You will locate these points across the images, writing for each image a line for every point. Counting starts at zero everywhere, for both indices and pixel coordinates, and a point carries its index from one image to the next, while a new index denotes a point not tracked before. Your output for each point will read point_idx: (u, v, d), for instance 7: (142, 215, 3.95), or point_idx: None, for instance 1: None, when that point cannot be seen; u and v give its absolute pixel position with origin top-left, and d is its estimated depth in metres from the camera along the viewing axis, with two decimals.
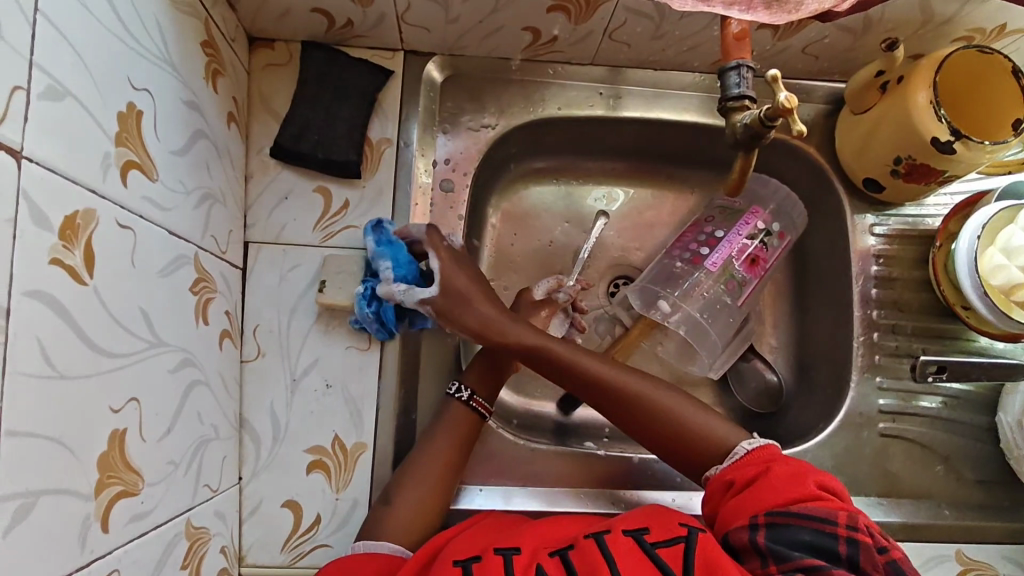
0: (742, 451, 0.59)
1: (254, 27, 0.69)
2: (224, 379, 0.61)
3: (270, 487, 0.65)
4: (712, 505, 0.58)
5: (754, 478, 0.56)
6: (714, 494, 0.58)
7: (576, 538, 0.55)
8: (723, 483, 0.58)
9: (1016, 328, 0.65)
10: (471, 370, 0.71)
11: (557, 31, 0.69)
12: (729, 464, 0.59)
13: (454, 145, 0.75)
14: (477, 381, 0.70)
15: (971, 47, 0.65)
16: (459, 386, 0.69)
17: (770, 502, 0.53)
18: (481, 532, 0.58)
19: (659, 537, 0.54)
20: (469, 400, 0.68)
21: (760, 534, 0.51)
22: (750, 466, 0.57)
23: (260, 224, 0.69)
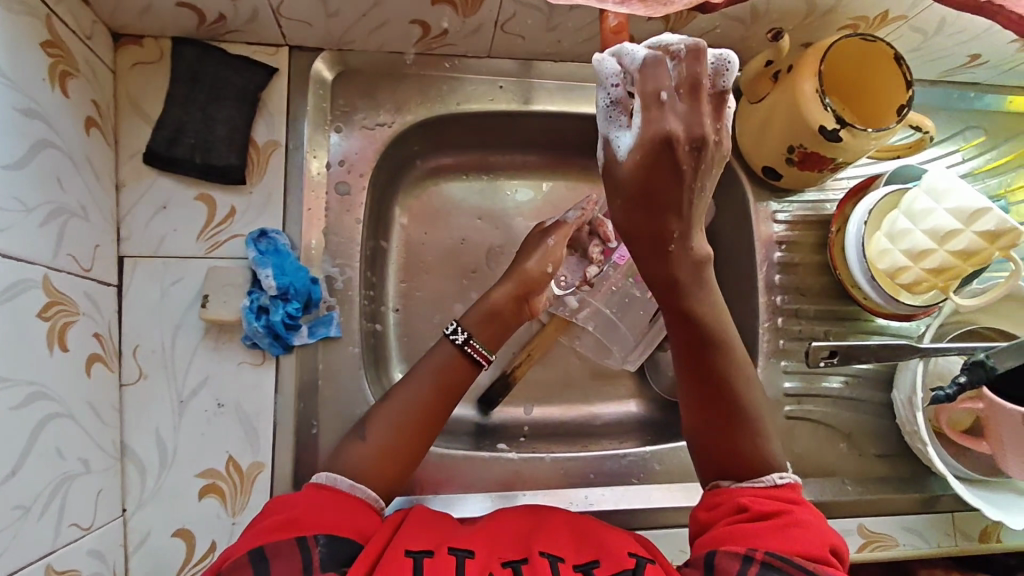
0: (773, 480, 0.57)
1: (116, 23, 0.63)
2: (96, 408, 0.58)
3: (159, 517, 0.62)
4: (713, 513, 0.57)
5: (775, 514, 0.54)
6: (722, 501, 0.57)
7: (530, 552, 0.53)
8: (735, 506, 0.56)
9: (903, 309, 0.71)
10: (469, 315, 0.70)
11: (446, 24, 0.67)
12: (754, 486, 0.57)
13: (348, 145, 0.72)
14: (476, 326, 0.69)
15: (854, 35, 0.66)
16: (456, 328, 0.68)
17: (779, 546, 0.51)
18: (423, 521, 0.56)
19: (607, 570, 0.52)
20: (466, 343, 0.67)
21: (754, 566, 0.49)
22: (772, 502, 0.55)
23: (135, 237, 0.64)
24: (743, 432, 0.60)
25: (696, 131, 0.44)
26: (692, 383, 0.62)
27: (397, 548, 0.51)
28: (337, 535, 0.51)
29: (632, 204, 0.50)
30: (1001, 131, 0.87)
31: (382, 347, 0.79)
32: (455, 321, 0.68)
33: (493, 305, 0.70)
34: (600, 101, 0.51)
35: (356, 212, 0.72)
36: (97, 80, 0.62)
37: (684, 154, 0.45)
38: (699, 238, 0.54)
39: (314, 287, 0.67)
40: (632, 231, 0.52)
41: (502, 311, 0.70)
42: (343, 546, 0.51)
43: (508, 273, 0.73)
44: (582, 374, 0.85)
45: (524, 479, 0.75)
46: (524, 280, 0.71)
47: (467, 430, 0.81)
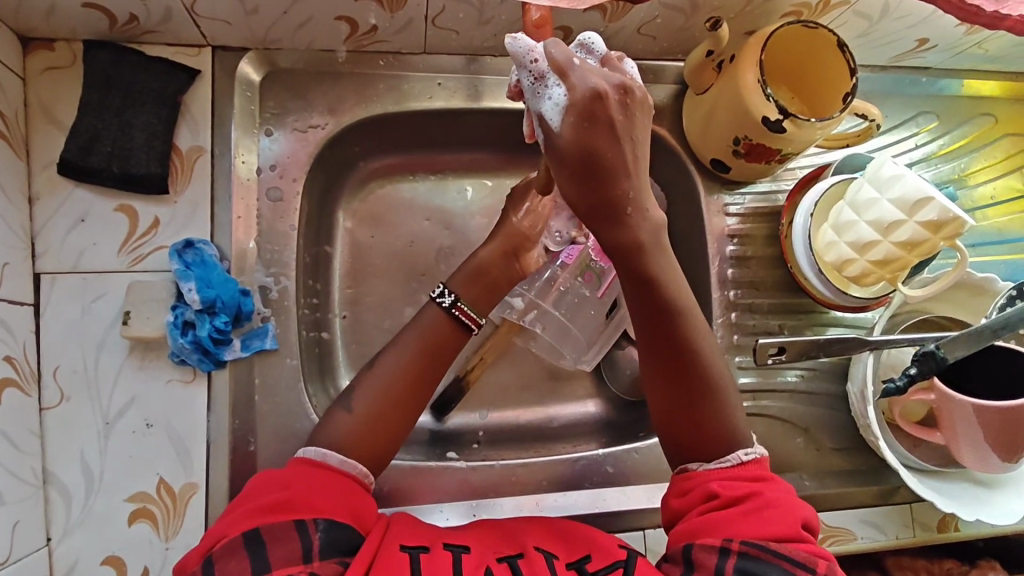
0: (738, 459, 0.57)
1: (21, 26, 0.60)
2: (10, 436, 0.55)
3: (86, 545, 0.59)
4: (684, 499, 0.57)
5: (747, 496, 0.54)
6: (693, 487, 0.57)
7: (525, 548, 0.54)
8: (704, 492, 0.55)
9: (852, 300, 0.71)
10: (456, 278, 0.67)
11: (373, 20, 0.64)
12: (719, 468, 0.56)
13: (280, 147, 0.69)
14: (463, 287, 0.67)
15: (795, 23, 0.64)
16: (443, 290, 0.65)
17: (756, 533, 0.51)
18: (412, 521, 0.55)
19: (599, 564, 0.52)
20: (452, 306, 0.64)
21: (732, 560, 0.50)
22: (741, 484, 0.55)
23: (52, 252, 0.61)
24: (711, 411, 0.58)
25: (617, 84, 0.46)
26: (658, 363, 0.58)
27: (392, 543, 0.50)
28: (335, 521, 0.50)
29: (573, 175, 0.48)
30: (955, 115, 0.85)
31: (327, 357, 0.76)
32: (441, 283, 0.66)
33: (481, 263, 0.68)
34: (522, 81, 0.47)
35: (290, 218, 0.69)
36: (2, 88, 0.59)
37: (614, 106, 0.45)
38: (652, 203, 0.51)
39: (244, 299, 0.65)
40: (585, 205, 0.49)
41: (491, 270, 0.68)
42: (343, 531, 0.49)
43: (496, 229, 0.71)
44: (537, 376, 0.83)
45: (475, 487, 0.73)
46: (512, 236, 0.70)
47: (419, 438, 0.78)
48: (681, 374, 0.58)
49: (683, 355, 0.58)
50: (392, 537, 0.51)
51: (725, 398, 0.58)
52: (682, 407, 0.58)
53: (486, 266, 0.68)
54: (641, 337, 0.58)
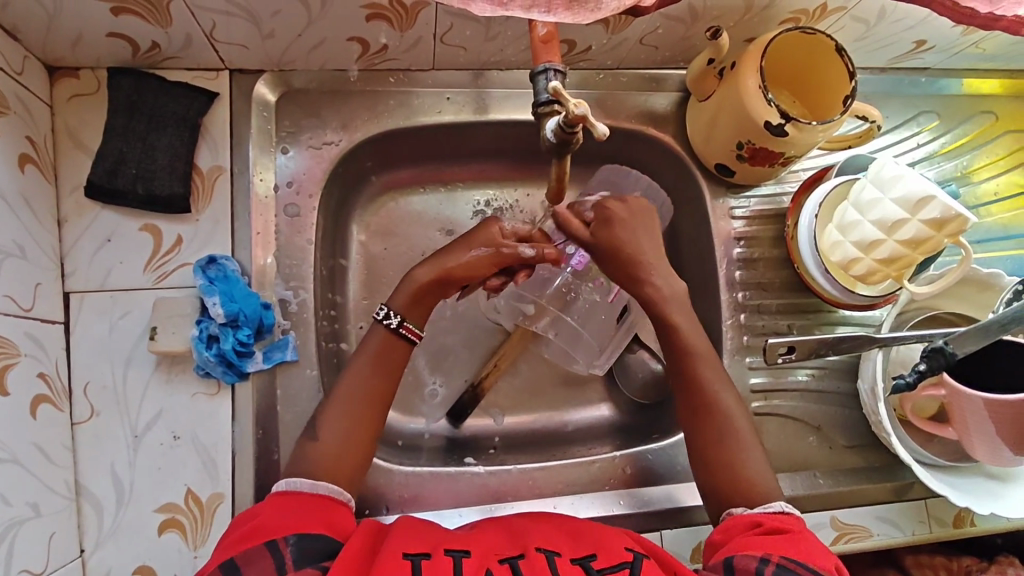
0: (779, 508, 0.60)
1: (48, 56, 0.62)
2: (45, 450, 0.57)
3: (119, 555, 0.61)
4: (726, 534, 0.59)
5: (791, 531, 0.56)
6: (734, 524, 0.59)
7: (526, 548, 0.54)
8: (748, 521, 0.58)
9: (859, 299, 0.73)
10: (397, 294, 0.67)
11: (384, 39, 0.67)
12: (763, 512, 0.59)
13: (296, 164, 0.71)
14: (407, 307, 0.66)
15: (795, 30, 0.65)
16: (387, 312, 0.66)
17: (794, 552, 0.54)
18: (413, 530, 0.56)
19: (606, 563, 0.53)
20: (399, 326, 0.65)
21: (771, 566, 0.52)
22: (785, 521, 0.58)
23: (81, 272, 0.63)
24: (736, 458, 0.64)
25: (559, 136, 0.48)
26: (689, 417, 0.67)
27: (392, 549, 0.51)
28: (308, 535, 0.51)
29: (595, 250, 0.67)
30: (956, 113, 0.86)
31: (346, 367, 0.78)
32: (383, 304, 0.67)
33: (418, 287, 0.66)
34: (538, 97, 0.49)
35: (307, 233, 0.71)
36: (32, 117, 0.61)
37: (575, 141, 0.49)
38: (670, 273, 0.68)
39: (265, 312, 0.67)
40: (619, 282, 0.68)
41: (428, 292, 0.67)
42: (317, 541, 0.51)
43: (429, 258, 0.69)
44: (549, 381, 0.85)
45: (493, 491, 0.74)
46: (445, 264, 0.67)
47: (437, 445, 0.80)
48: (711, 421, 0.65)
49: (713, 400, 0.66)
50: (388, 544, 0.52)
51: (747, 449, 0.64)
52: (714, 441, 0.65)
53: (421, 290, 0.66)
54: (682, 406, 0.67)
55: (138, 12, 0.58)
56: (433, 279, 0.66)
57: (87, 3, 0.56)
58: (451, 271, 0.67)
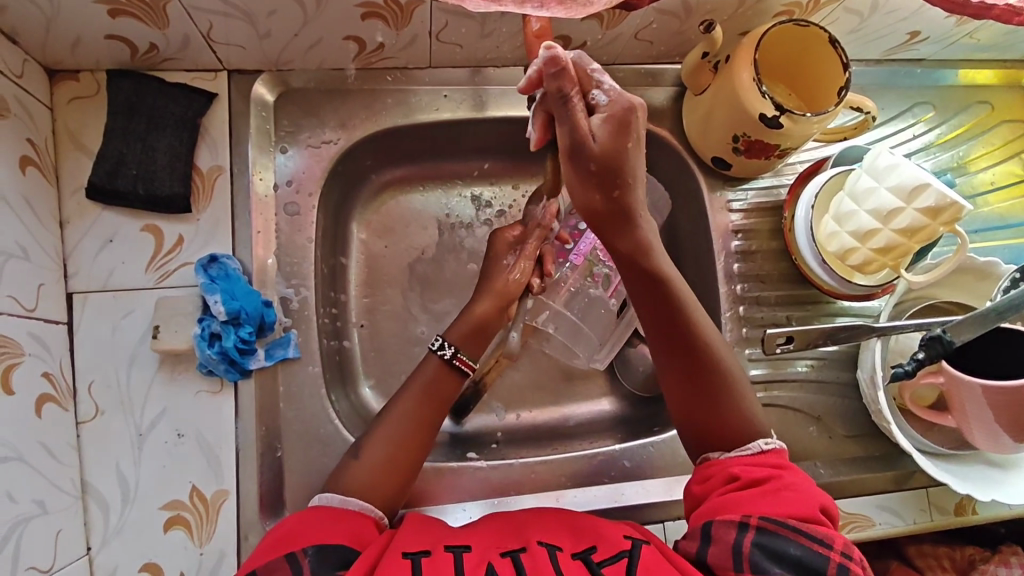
0: (760, 448, 0.59)
1: (48, 59, 0.63)
2: (51, 449, 0.57)
3: (125, 552, 0.61)
4: (706, 485, 0.59)
5: (768, 481, 0.56)
6: (714, 473, 0.59)
7: (529, 542, 0.55)
8: (726, 473, 0.58)
9: (858, 289, 0.73)
10: (454, 326, 0.70)
11: (380, 38, 0.67)
12: (741, 455, 0.59)
13: (295, 163, 0.72)
14: (461, 340, 0.70)
15: (788, 22, 0.66)
16: (443, 341, 0.68)
17: (775, 509, 0.53)
18: (421, 528, 0.57)
19: (605, 555, 0.54)
20: (452, 357, 0.67)
21: (749, 534, 0.52)
22: (762, 467, 0.57)
23: (83, 272, 0.64)
24: (739, 408, 0.61)
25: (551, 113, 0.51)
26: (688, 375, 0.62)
27: (395, 548, 0.52)
28: (328, 544, 0.52)
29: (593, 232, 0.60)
30: (952, 104, 0.87)
31: (347, 364, 0.78)
32: (441, 335, 0.69)
33: (478, 317, 0.71)
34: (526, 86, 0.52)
35: (307, 231, 0.72)
36: (33, 120, 0.62)
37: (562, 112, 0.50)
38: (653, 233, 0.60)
39: (266, 310, 0.67)
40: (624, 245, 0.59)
41: (487, 323, 0.71)
42: (333, 552, 0.51)
43: (482, 287, 0.74)
44: (550, 376, 0.85)
45: (495, 486, 0.74)
46: (501, 293, 0.73)
47: (439, 441, 0.80)
48: (698, 372, 0.62)
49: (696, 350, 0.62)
50: (393, 545, 0.53)
51: (749, 398, 0.62)
52: (697, 395, 0.62)
53: (478, 321, 0.71)
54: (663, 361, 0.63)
55: (137, 14, 0.58)
56: (494, 309, 0.72)
57: (86, 5, 0.56)
58: (507, 293, 0.73)
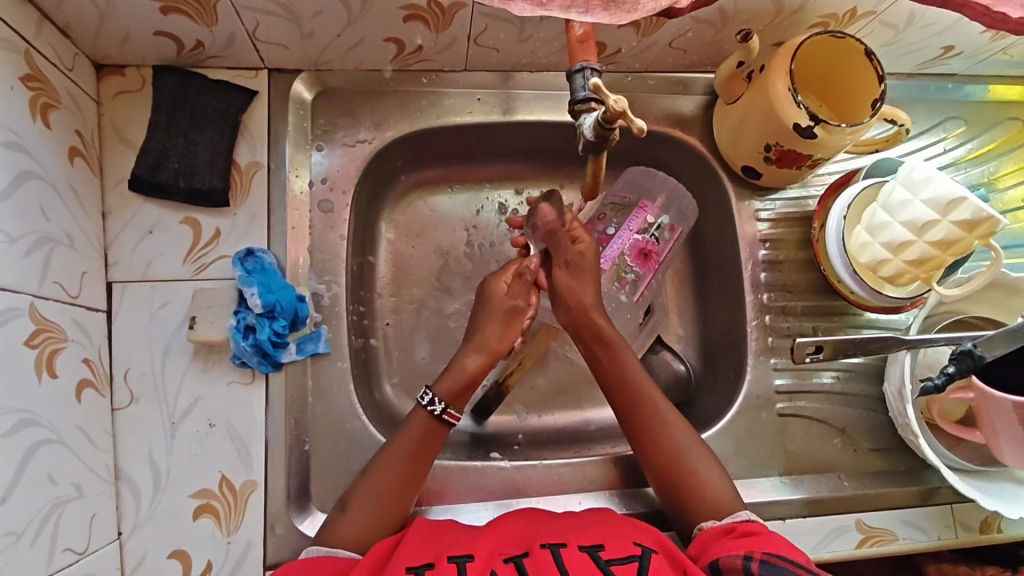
0: (747, 516, 0.62)
1: (98, 54, 0.65)
2: (88, 433, 0.59)
3: (155, 539, 0.62)
4: (703, 547, 0.61)
5: (761, 531, 0.58)
6: (706, 539, 0.61)
7: (531, 546, 0.57)
8: (722, 529, 0.61)
9: (888, 301, 0.73)
10: (441, 380, 0.68)
11: (420, 40, 0.68)
12: (731, 520, 0.62)
13: (330, 162, 0.73)
14: (451, 394, 0.68)
15: (824, 34, 0.67)
16: (432, 398, 0.66)
17: (770, 547, 0.56)
18: (422, 538, 0.59)
19: (614, 555, 0.56)
20: (442, 412, 0.66)
21: (752, 562, 0.54)
22: (755, 524, 0.60)
23: (123, 262, 0.65)
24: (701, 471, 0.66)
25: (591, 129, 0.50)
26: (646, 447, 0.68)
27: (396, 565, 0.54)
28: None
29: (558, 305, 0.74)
30: (983, 120, 0.87)
31: (373, 361, 0.79)
32: (428, 389, 0.67)
33: (468, 373, 0.68)
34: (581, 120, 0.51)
35: (340, 229, 0.73)
36: (81, 111, 0.63)
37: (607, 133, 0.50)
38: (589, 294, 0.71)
39: (300, 305, 0.68)
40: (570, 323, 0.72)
41: (476, 378, 0.69)
42: None
43: (471, 338, 0.71)
44: (572, 380, 0.85)
45: (517, 487, 0.74)
46: (494, 350, 0.70)
47: (461, 440, 0.81)
48: (659, 446, 0.68)
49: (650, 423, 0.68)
50: (392, 564, 0.55)
51: (707, 458, 0.67)
52: (664, 465, 0.67)
53: (470, 379, 0.69)
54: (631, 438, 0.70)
55: (187, 11, 0.60)
56: (483, 362, 0.69)
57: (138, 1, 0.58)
58: (497, 349, 0.70)
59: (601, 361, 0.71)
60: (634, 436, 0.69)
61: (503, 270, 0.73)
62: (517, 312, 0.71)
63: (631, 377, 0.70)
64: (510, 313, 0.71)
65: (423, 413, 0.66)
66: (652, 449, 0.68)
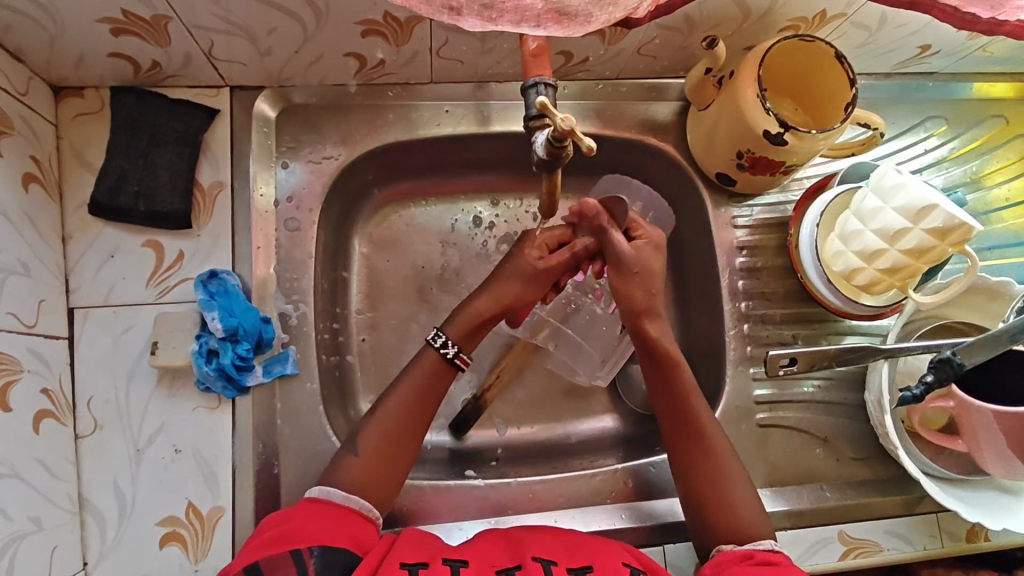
0: (771, 545, 0.60)
1: (53, 77, 0.64)
2: (48, 464, 0.58)
3: (120, 568, 0.61)
4: (717, 568, 0.59)
5: (781, 562, 0.58)
6: (726, 560, 0.60)
7: (525, 557, 0.56)
8: (740, 554, 0.60)
9: (865, 310, 0.72)
10: (454, 322, 0.69)
11: (381, 54, 0.67)
12: (751, 547, 0.60)
13: (296, 179, 0.72)
14: (463, 336, 0.68)
15: (793, 38, 0.65)
16: (444, 339, 0.67)
17: None
18: (422, 538, 0.58)
19: None
20: (454, 355, 0.67)
21: None
22: (776, 555, 0.59)
23: (84, 287, 0.64)
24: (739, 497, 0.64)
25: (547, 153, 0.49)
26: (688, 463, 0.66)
27: (393, 560, 0.53)
28: (331, 546, 0.53)
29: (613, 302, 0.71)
30: (965, 118, 0.85)
31: (347, 380, 0.78)
32: (439, 329, 0.68)
33: (478, 317, 0.69)
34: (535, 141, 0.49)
35: (307, 247, 0.72)
36: (36, 137, 0.62)
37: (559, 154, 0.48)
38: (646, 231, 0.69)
39: (265, 326, 0.67)
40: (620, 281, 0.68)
41: (483, 320, 0.69)
42: (336, 554, 0.53)
43: (487, 281, 0.71)
44: (552, 393, 0.84)
45: (493, 505, 0.73)
46: (505, 302, 0.69)
47: (439, 457, 0.80)
48: (703, 466, 0.66)
49: (703, 444, 0.67)
50: (392, 554, 0.54)
51: (747, 485, 0.65)
52: (704, 485, 0.65)
53: (483, 320, 0.69)
54: (675, 454, 0.68)
55: (138, 32, 0.59)
56: (494, 312, 0.69)
57: (87, 24, 0.57)
58: (511, 305, 0.70)
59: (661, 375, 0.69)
60: (679, 455, 0.67)
61: (540, 234, 0.71)
62: (537, 274, 0.69)
63: (692, 398, 0.68)
64: (531, 275, 0.69)
65: (436, 355, 0.67)
66: (697, 469, 0.66)
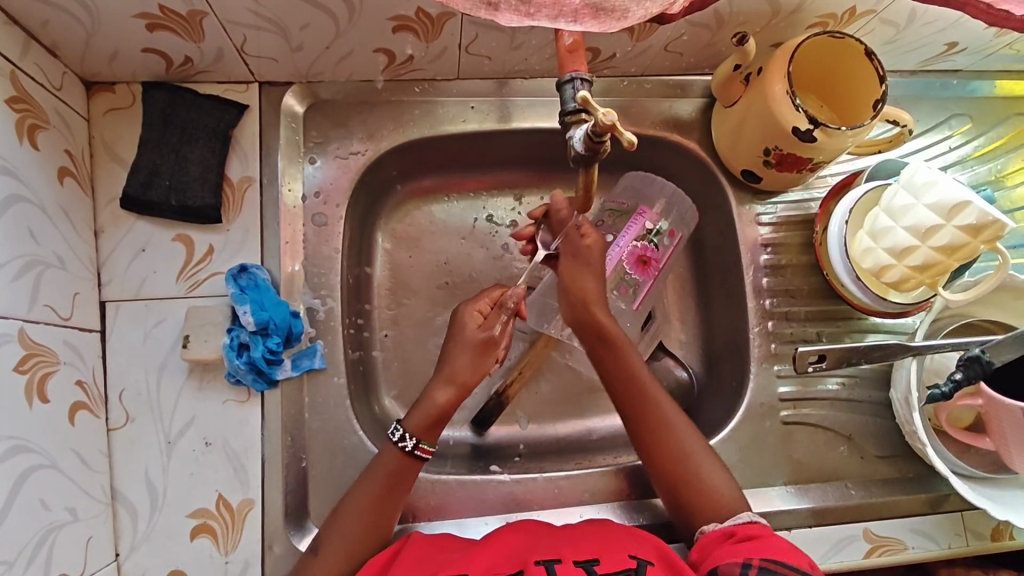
0: (748, 518, 0.61)
1: (87, 71, 0.64)
2: (83, 456, 0.58)
3: (152, 559, 0.62)
4: (704, 551, 0.60)
5: (762, 535, 0.58)
6: (709, 543, 0.60)
7: (526, 563, 0.56)
8: (722, 533, 0.60)
9: (893, 307, 0.72)
10: (411, 414, 0.65)
11: (410, 50, 0.67)
12: (733, 523, 0.61)
13: (323, 174, 0.72)
14: (422, 430, 0.64)
15: (823, 35, 0.65)
16: (403, 433, 0.63)
17: (772, 553, 0.55)
18: (424, 555, 0.58)
19: (608, 569, 0.55)
20: (414, 449, 0.63)
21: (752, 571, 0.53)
22: (755, 527, 0.59)
23: (117, 280, 0.65)
24: (701, 470, 0.65)
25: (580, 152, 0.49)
26: (643, 443, 0.67)
27: None
28: None
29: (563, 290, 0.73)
30: (989, 116, 0.85)
31: (371, 375, 0.78)
32: (398, 424, 0.64)
33: (439, 409, 0.65)
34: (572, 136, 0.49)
35: (334, 242, 0.72)
36: (70, 131, 0.63)
37: (595, 153, 0.49)
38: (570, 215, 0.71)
39: (294, 321, 0.68)
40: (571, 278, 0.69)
41: (447, 414, 0.66)
42: None
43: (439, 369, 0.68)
44: (573, 389, 0.84)
45: (519, 501, 0.73)
46: (463, 383, 0.67)
47: (462, 452, 0.80)
48: (662, 446, 0.66)
49: (659, 427, 0.67)
50: None
51: (707, 458, 0.66)
52: (669, 463, 0.66)
53: (442, 412, 0.65)
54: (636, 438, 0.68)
55: (173, 28, 0.59)
56: (454, 398, 0.66)
57: (124, 20, 0.57)
58: (467, 383, 0.67)
59: (604, 357, 0.69)
60: (639, 437, 0.68)
61: (472, 303, 0.70)
62: (487, 343, 0.68)
63: (637, 376, 0.68)
64: (482, 345, 0.68)
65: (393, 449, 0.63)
66: (654, 449, 0.67)
